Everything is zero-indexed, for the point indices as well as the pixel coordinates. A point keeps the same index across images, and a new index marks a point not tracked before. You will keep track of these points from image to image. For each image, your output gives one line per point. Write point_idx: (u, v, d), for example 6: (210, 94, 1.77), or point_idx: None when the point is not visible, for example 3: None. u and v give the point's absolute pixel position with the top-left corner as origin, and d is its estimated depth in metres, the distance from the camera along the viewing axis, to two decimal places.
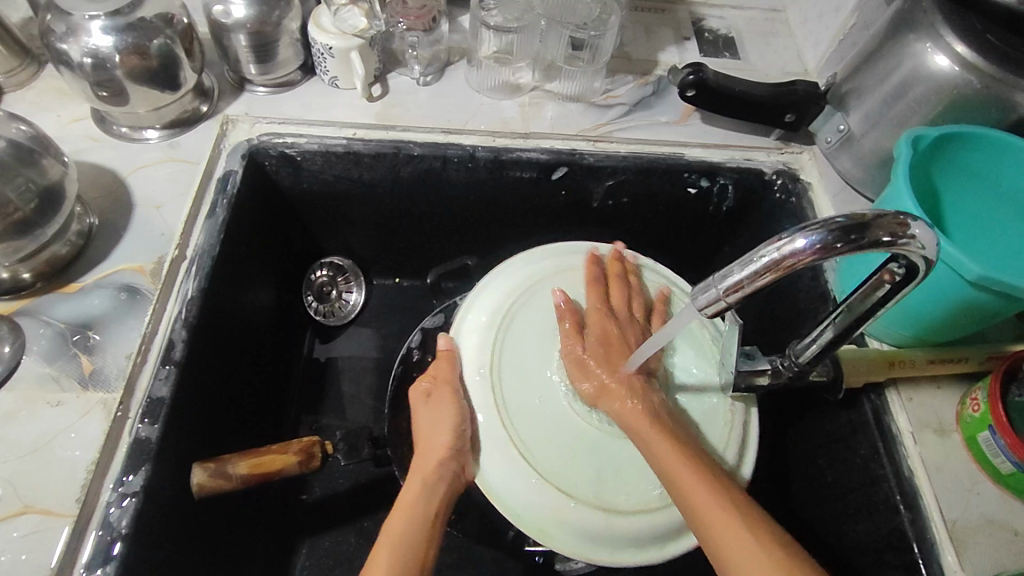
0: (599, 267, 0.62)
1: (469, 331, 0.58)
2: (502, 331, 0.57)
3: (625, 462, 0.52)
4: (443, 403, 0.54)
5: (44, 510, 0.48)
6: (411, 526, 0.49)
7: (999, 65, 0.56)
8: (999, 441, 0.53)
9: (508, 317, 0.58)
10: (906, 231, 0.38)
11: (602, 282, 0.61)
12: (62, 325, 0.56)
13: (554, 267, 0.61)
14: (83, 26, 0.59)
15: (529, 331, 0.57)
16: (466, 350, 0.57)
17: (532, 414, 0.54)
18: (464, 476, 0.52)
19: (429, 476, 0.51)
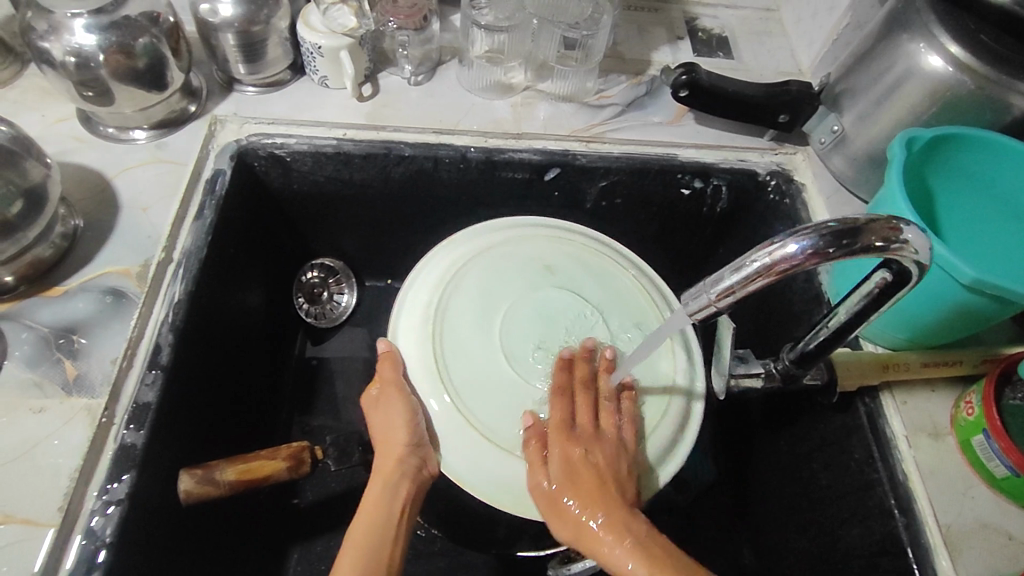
0: (530, 237, 0.60)
1: (405, 330, 0.56)
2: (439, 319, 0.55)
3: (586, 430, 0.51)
4: (394, 402, 0.52)
5: (26, 518, 0.47)
6: (374, 528, 0.49)
7: (993, 65, 0.56)
8: (993, 445, 0.52)
9: (442, 304, 0.55)
10: (900, 236, 0.38)
11: (538, 252, 0.59)
12: (45, 330, 0.55)
13: (488, 245, 0.59)
14: (66, 25, 0.58)
15: (468, 311, 0.55)
16: (406, 345, 0.55)
17: (486, 388, 0.52)
18: (427, 472, 0.51)
19: (388, 476, 0.50)
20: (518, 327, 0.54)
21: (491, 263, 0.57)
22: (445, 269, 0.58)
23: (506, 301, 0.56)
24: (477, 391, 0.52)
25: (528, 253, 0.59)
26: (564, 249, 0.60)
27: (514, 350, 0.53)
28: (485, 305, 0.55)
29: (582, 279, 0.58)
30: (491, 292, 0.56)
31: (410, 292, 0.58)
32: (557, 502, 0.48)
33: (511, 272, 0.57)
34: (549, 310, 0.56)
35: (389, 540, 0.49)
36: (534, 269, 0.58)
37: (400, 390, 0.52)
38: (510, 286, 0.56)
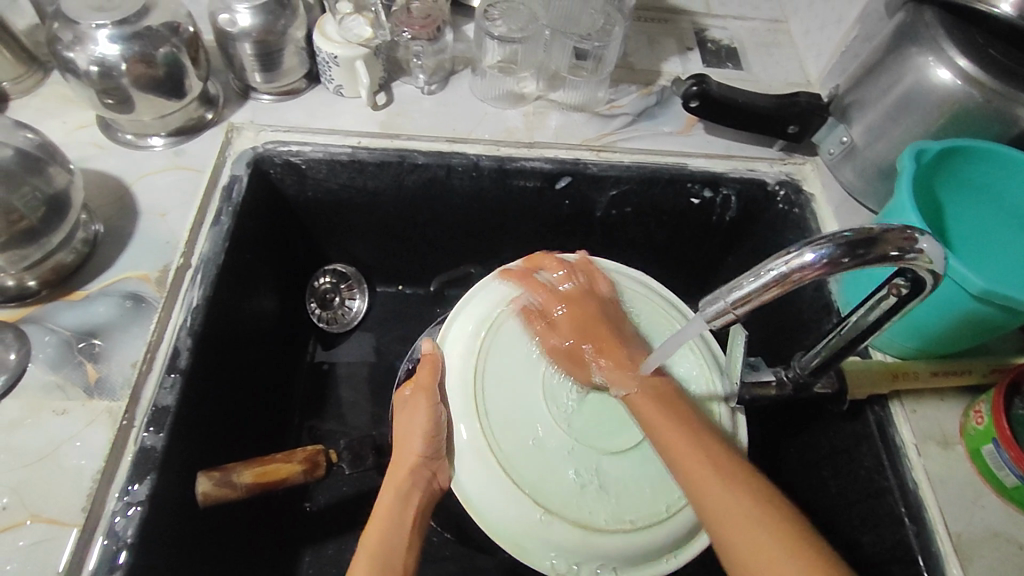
0: (589, 284, 0.61)
1: (455, 338, 0.58)
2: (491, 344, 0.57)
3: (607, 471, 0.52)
4: (420, 411, 0.54)
5: (49, 518, 0.47)
6: (384, 536, 0.51)
7: (1001, 78, 0.57)
8: (1003, 454, 0.53)
9: (497, 327, 0.57)
10: (913, 246, 0.38)
11: (599, 298, 0.60)
12: (67, 333, 0.56)
13: (548, 284, 0.60)
14: (90, 35, 0.59)
15: (518, 347, 0.57)
16: (451, 356, 0.57)
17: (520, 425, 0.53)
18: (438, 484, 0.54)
19: (398, 488, 0.53)
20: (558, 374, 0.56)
21: (548, 306, 0.59)
22: (503, 293, 0.59)
23: (551, 344, 0.57)
24: (505, 425, 0.53)
25: (588, 298, 0.60)
26: (623, 301, 0.61)
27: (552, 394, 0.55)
28: (530, 342, 0.57)
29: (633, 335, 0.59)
30: (539, 332, 0.57)
31: (468, 303, 0.60)
32: (580, 360, 0.56)
33: (566, 318, 0.58)
34: (590, 359, 0.57)
35: (398, 549, 0.51)
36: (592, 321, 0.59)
37: (428, 403, 0.54)
38: (558, 329, 0.58)
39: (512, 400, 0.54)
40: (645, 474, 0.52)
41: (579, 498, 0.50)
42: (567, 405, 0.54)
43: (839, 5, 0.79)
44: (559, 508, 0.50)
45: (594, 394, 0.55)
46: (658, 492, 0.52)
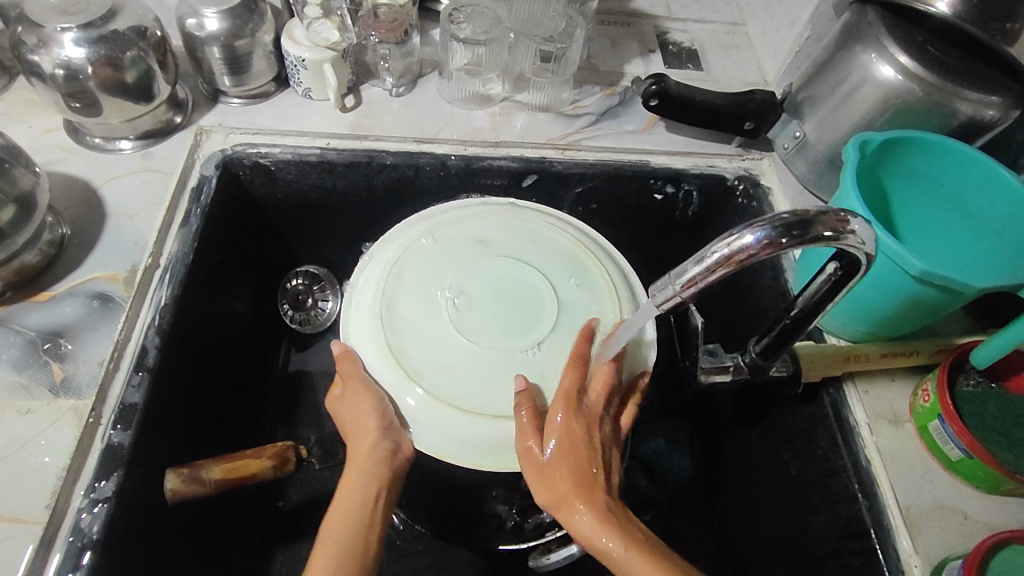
0: (458, 218, 0.60)
1: (358, 327, 0.55)
2: (388, 312, 0.54)
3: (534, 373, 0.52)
4: (361, 395, 0.51)
5: (12, 517, 0.48)
6: (349, 516, 0.49)
7: (938, 74, 0.60)
8: (948, 429, 0.55)
9: (388, 296, 0.55)
10: (847, 227, 0.41)
11: (477, 228, 0.59)
12: (33, 334, 0.56)
13: (422, 233, 0.59)
14: (55, 38, 0.60)
15: (414, 298, 0.55)
16: (361, 343, 0.54)
17: (445, 363, 0.52)
18: (402, 455, 0.51)
19: (358, 466, 0.50)
20: (462, 298, 0.54)
21: (428, 248, 0.57)
22: (379, 267, 0.58)
23: (447, 276, 0.56)
24: (434, 366, 0.52)
25: (466, 230, 0.59)
26: (503, 217, 0.60)
27: (462, 319, 0.53)
28: (426, 286, 0.55)
29: (517, 245, 0.58)
30: (433, 270, 0.56)
31: (355, 294, 0.57)
32: (547, 471, 0.48)
33: (448, 251, 0.57)
34: (494, 278, 0.56)
35: (365, 522, 0.50)
36: (469, 245, 0.58)
37: (367, 388, 0.52)
38: (449, 263, 0.57)
39: (429, 340, 0.53)
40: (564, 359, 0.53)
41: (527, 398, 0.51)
42: (473, 321, 0.53)
43: (792, 8, 0.83)
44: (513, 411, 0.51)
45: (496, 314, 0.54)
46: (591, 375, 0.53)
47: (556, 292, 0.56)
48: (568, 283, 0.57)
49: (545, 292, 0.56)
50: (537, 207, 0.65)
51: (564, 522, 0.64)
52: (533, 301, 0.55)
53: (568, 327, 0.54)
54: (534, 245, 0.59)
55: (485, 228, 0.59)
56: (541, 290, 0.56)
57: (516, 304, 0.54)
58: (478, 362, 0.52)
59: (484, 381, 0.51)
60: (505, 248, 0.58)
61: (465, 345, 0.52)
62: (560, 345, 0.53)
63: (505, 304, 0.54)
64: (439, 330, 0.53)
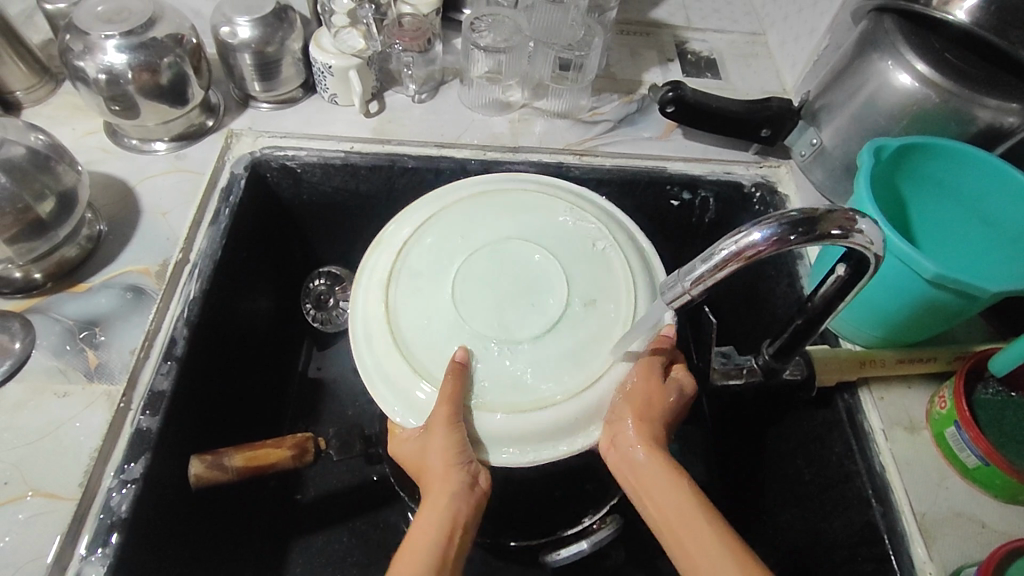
0: (547, 200, 0.59)
1: (399, 229, 0.59)
2: (424, 231, 0.57)
3: (492, 358, 0.51)
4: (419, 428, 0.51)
5: (48, 493, 0.50)
6: (420, 552, 0.46)
7: (955, 80, 0.60)
8: (964, 436, 0.55)
9: (430, 221, 0.58)
10: (854, 225, 0.42)
11: (568, 228, 0.57)
12: (70, 322, 0.59)
13: (498, 197, 0.59)
14: (99, 45, 0.63)
15: (446, 239, 0.56)
16: (388, 240, 0.59)
17: (422, 308, 0.53)
18: (478, 487, 0.50)
19: (437, 500, 0.48)
20: (472, 288, 0.53)
21: (492, 208, 0.58)
22: (461, 196, 0.60)
23: (482, 254, 0.55)
24: (410, 292, 0.54)
25: (563, 217, 0.58)
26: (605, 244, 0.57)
27: (467, 273, 0.54)
28: (475, 232, 0.57)
29: (577, 253, 0.56)
30: (478, 241, 0.56)
31: (422, 203, 0.61)
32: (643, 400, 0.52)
33: (508, 221, 0.57)
34: (522, 260, 0.55)
35: (438, 556, 0.47)
36: (533, 226, 0.57)
37: (445, 408, 0.49)
38: (505, 234, 0.56)
39: (426, 272, 0.55)
40: (527, 369, 0.51)
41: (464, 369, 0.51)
42: (465, 298, 0.53)
43: (811, 17, 0.83)
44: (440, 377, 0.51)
45: (507, 300, 0.53)
46: (535, 385, 0.50)
47: (555, 325, 0.52)
48: (581, 330, 0.52)
49: (544, 317, 0.52)
50: (630, 228, 0.61)
51: (575, 519, 0.65)
52: (536, 303, 0.52)
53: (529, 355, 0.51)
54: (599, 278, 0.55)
55: (567, 221, 0.58)
56: (549, 306, 0.52)
57: (516, 296, 0.53)
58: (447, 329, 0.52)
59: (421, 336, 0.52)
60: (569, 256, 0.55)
61: (439, 297, 0.53)
62: (535, 351, 0.51)
63: (516, 286, 0.53)
64: (439, 283, 0.54)
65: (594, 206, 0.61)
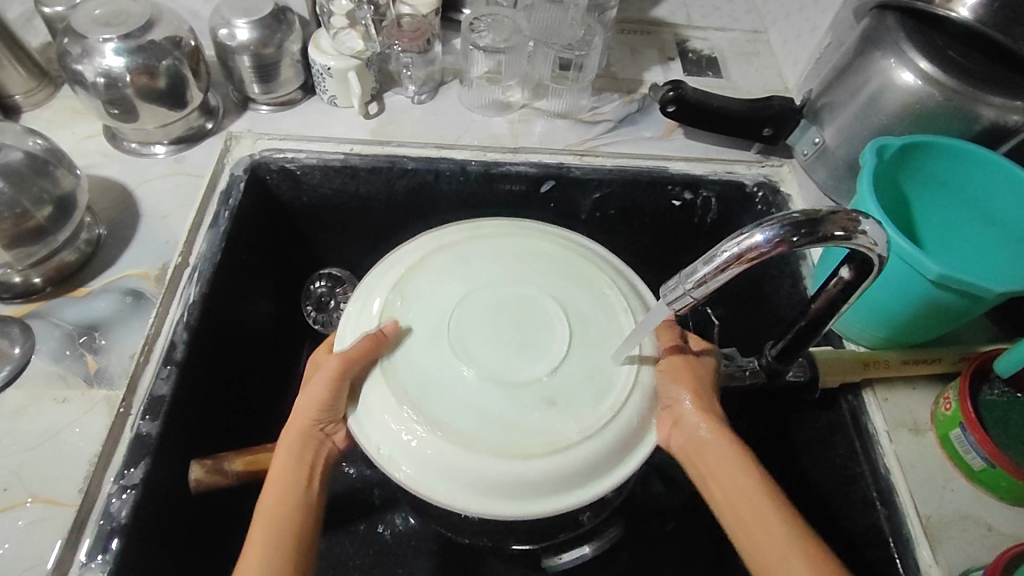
0: (558, 250, 0.55)
1: (400, 259, 0.55)
2: (428, 267, 0.53)
3: (488, 410, 0.46)
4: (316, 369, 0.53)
5: (48, 499, 0.50)
6: (281, 495, 0.48)
7: (960, 78, 0.60)
8: (969, 438, 0.54)
9: (438, 256, 0.54)
10: (858, 227, 0.41)
11: (577, 279, 0.53)
12: (69, 327, 0.59)
13: (508, 242, 0.55)
14: (97, 48, 0.63)
15: (452, 280, 0.52)
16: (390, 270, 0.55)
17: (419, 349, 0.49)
18: (332, 441, 0.52)
19: (294, 441, 0.50)
20: (473, 338, 0.49)
21: (502, 254, 0.54)
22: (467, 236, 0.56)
23: (486, 300, 0.51)
24: (415, 282, 0.52)
25: (611, 288, 0.53)
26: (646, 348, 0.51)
27: (476, 293, 0.51)
28: (509, 263, 0.53)
29: (585, 309, 0.51)
30: (483, 286, 0.52)
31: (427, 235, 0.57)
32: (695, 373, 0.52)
33: (517, 267, 0.53)
34: (527, 310, 0.50)
35: (299, 503, 0.48)
36: (541, 276, 0.53)
37: (337, 360, 0.49)
38: (512, 280, 0.52)
39: (439, 277, 0.52)
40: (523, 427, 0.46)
41: (458, 421, 0.46)
42: (466, 349, 0.48)
43: (813, 15, 0.83)
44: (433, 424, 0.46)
45: (508, 352, 0.48)
46: (529, 443, 0.45)
47: (530, 387, 0.47)
48: (568, 388, 0.47)
49: (522, 371, 0.47)
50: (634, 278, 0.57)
51: (575, 524, 0.64)
52: (536, 354, 0.48)
53: (483, 399, 0.46)
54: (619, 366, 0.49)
55: (578, 274, 0.54)
56: (539, 359, 0.48)
57: (518, 346, 0.48)
58: (445, 374, 0.47)
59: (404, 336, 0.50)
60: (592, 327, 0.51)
61: (432, 304, 0.50)
62: (534, 410, 0.46)
63: (518, 335, 0.49)
64: (440, 326, 0.49)
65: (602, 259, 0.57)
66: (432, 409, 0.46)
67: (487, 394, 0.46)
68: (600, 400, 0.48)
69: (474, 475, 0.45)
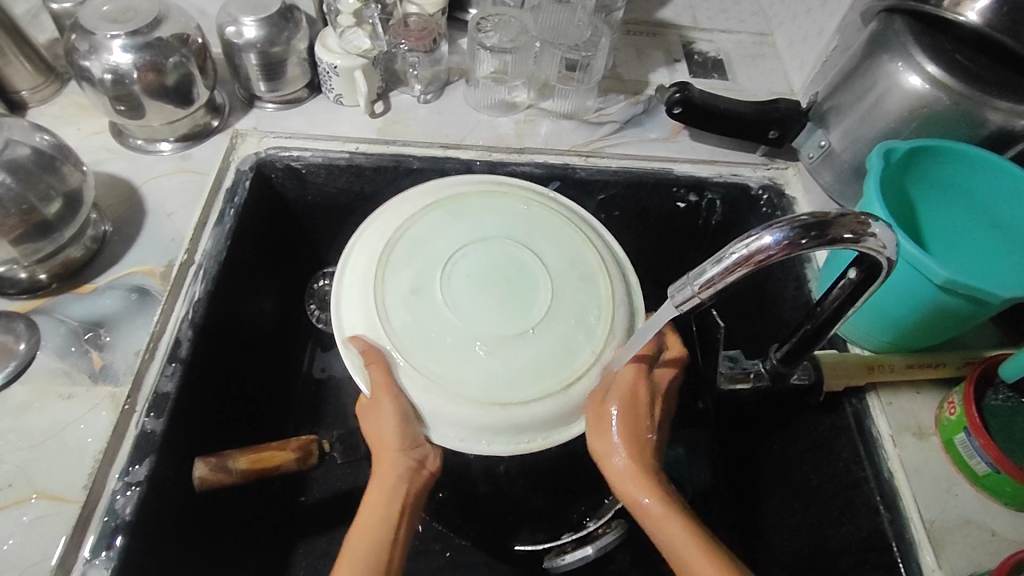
0: (563, 220, 0.58)
1: (421, 192, 0.60)
2: (442, 203, 0.58)
3: (455, 346, 0.50)
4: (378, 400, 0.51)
5: (53, 495, 0.50)
6: (372, 537, 0.49)
7: (967, 83, 0.60)
8: (974, 442, 0.54)
9: (453, 198, 0.58)
10: (867, 229, 0.41)
11: (574, 248, 0.56)
12: (75, 323, 0.59)
13: (519, 202, 0.59)
14: (105, 45, 0.63)
15: (458, 221, 0.56)
16: (404, 201, 0.60)
17: (414, 271, 0.53)
18: (424, 471, 0.52)
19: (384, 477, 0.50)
20: (460, 280, 0.53)
21: (511, 209, 0.58)
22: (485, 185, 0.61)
23: (482, 250, 0.55)
24: (515, 202, 0.59)
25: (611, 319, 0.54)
26: (559, 390, 0.51)
27: (519, 237, 0.56)
28: (538, 236, 0.57)
29: (571, 278, 0.55)
30: (483, 235, 0.56)
31: (450, 179, 0.62)
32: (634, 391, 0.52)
33: (519, 224, 0.57)
34: (514, 263, 0.54)
35: (389, 539, 0.49)
36: (540, 237, 0.57)
37: (390, 398, 0.50)
38: (510, 234, 0.56)
39: (495, 212, 0.58)
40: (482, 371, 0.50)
41: (426, 342, 0.51)
42: (449, 288, 0.52)
43: (819, 18, 0.83)
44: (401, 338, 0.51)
45: (487, 298, 0.52)
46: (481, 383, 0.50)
47: (461, 297, 0.52)
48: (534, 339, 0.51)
49: (462, 281, 0.53)
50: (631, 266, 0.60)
51: (578, 525, 0.65)
52: (517, 300, 0.52)
53: (423, 278, 0.53)
54: (536, 362, 0.51)
55: (576, 243, 0.57)
56: (489, 287, 0.53)
57: (500, 290, 0.53)
58: (427, 305, 0.52)
59: (444, 216, 0.57)
60: (558, 326, 0.52)
61: (490, 219, 0.57)
62: (498, 353, 0.50)
63: (504, 283, 0.53)
64: (433, 260, 0.54)
65: (607, 241, 0.60)
66: (412, 230, 0.56)
67: (456, 333, 0.51)
68: (560, 360, 0.51)
69: (353, 277, 0.56)
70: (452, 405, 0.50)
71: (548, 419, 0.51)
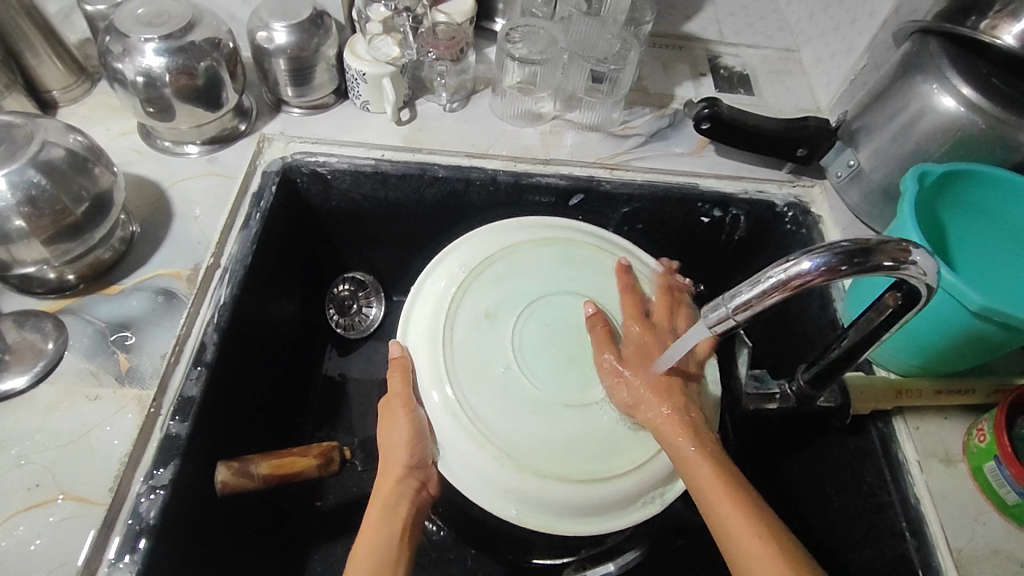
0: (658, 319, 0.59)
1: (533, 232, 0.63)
2: (553, 251, 0.61)
3: (506, 391, 0.53)
4: (397, 418, 0.52)
5: (80, 497, 0.50)
6: (377, 550, 0.50)
7: (1003, 107, 0.59)
8: (1005, 471, 0.53)
9: (563, 252, 0.61)
10: (908, 257, 0.41)
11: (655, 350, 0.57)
12: (102, 324, 0.59)
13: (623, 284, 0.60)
14: (138, 48, 0.64)
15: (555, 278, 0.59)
16: (518, 233, 0.63)
17: (498, 304, 0.57)
18: (424, 491, 0.53)
19: (387, 496, 0.51)
20: (529, 343, 0.55)
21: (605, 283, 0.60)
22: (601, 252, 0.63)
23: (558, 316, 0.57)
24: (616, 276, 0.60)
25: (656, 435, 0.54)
26: (580, 479, 0.51)
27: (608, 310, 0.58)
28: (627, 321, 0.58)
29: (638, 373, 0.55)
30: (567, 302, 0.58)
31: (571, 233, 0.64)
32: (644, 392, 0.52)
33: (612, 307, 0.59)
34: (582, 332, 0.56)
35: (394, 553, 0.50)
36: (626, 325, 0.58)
37: (404, 411, 0.52)
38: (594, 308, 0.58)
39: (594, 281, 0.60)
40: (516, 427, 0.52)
41: (479, 374, 0.53)
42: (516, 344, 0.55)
43: (849, 35, 0.82)
44: (459, 356, 0.54)
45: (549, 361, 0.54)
46: (519, 440, 0.51)
47: (527, 349, 0.55)
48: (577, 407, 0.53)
49: (537, 328, 0.56)
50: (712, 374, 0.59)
51: (600, 541, 0.65)
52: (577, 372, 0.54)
53: (503, 317, 0.56)
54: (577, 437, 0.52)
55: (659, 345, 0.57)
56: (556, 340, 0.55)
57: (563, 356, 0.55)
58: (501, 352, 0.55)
59: (549, 267, 0.60)
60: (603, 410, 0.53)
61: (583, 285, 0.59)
62: (532, 419, 0.52)
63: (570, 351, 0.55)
64: (515, 303, 0.57)
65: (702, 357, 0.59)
66: (518, 258, 0.60)
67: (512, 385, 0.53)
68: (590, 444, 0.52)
69: (446, 269, 0.60)
70: (471, 457, 0.51)
71: (548, 504, 0.51)
